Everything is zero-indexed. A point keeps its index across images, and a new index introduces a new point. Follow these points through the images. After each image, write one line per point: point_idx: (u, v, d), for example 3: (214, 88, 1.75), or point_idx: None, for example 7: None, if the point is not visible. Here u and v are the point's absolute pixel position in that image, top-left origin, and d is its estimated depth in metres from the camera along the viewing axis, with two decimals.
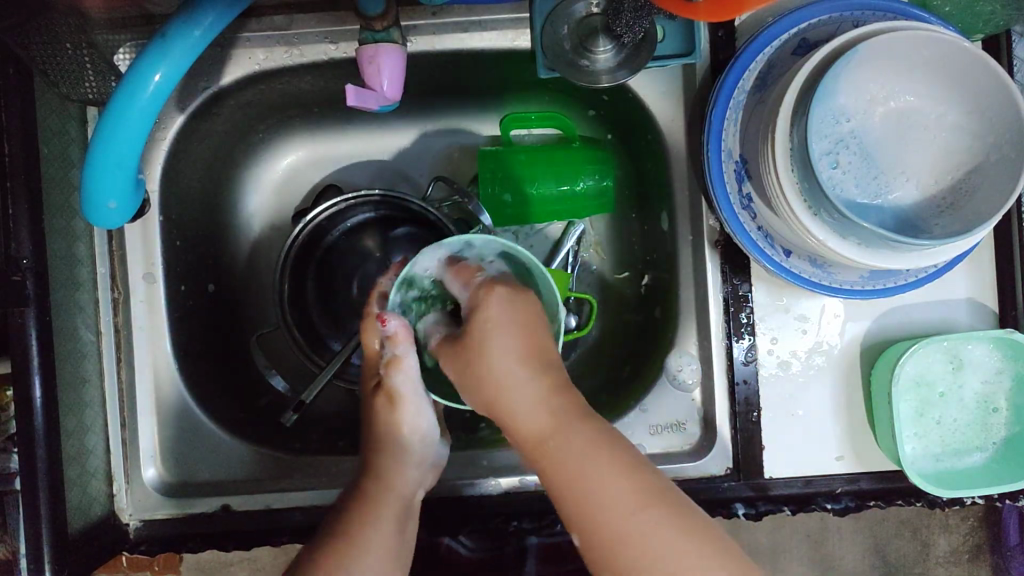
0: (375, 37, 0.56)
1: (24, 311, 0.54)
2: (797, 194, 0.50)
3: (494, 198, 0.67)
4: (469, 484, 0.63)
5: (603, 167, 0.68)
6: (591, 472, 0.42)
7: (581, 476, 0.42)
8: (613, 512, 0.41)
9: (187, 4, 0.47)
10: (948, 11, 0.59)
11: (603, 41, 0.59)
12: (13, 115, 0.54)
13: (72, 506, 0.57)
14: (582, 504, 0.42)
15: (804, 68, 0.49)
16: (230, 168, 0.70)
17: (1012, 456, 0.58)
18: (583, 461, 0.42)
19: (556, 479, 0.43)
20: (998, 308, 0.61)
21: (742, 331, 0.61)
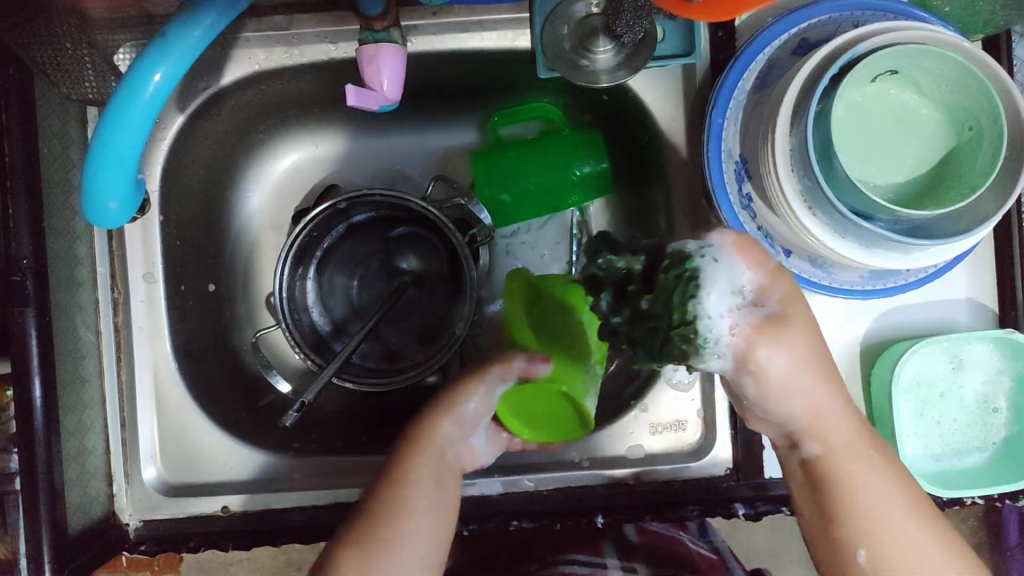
0: (375, 37, 0.56)
1: (24, 311, 0.54)
2: (797, 194, 0.50)
3: (493, 200, 0.70)
4: (471, 484, 0.62)
5: (598, 150, 0.67)
6: (893, 513, 0.50)
7: (878, 525, 0.50)
8: (888, 521, 0.50)
9: (186, 4, 0.47)
10: (947, 11, 0.58)
11: (603, 41, 0.59)
12: (14, 115, 0.54)
13: (72, 506, 0.57)
14: (881, 527, 0.50)
15: (804, 67, 0.49)
16: (231, 168, 0.71)
17: (1011, 456, 0.58)
18: (862, 489, 0.49)
19: (837, 494, 0.50)
20: (998, 308, 0.61)
21: None
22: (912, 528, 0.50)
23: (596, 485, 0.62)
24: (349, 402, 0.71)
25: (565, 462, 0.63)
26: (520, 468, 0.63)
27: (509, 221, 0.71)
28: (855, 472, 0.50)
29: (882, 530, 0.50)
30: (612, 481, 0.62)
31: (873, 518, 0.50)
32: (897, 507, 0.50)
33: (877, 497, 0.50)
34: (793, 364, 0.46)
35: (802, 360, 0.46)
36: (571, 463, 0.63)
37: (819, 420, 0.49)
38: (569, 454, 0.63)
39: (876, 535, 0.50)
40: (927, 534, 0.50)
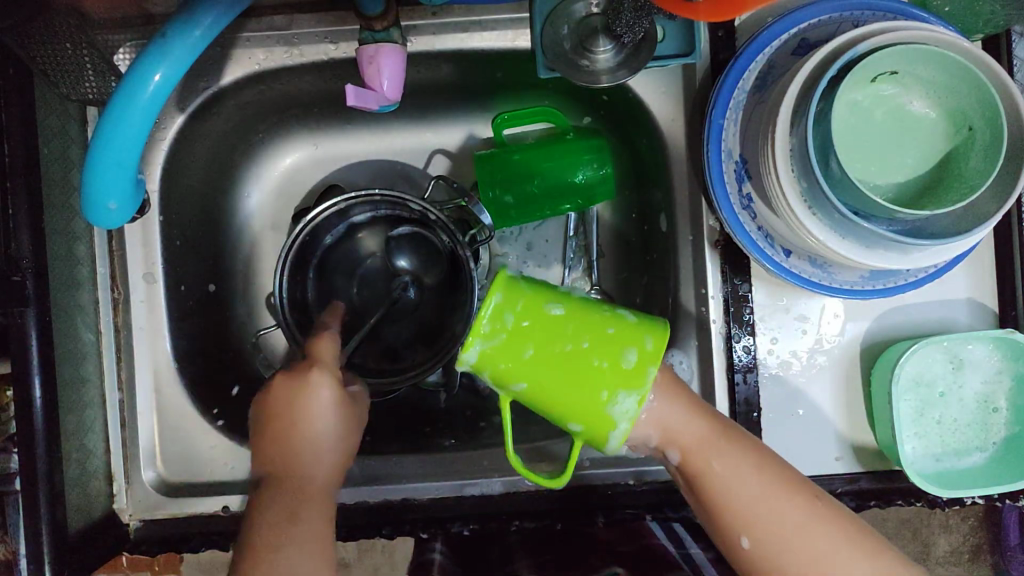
0: (375, 37, 0.56)
1: (24, 311, 0.54)
2: (797, 194, 0.50)
3: (496, 202, 0.68)
4: (471, 484, 0.63)
5: (602, 156, 0.66)
6: (790, 521, 0.47)
7: (771, 531, 0.47)
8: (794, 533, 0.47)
9: (186, 5, 0.47)
10: (948, 11, 0.58)
11: (603, 41, 0.59)
12: (14, 116, 0.54)
13: (72, 506, 0.57)
14: (787, 550, 0.47)
15: (804, 68, 0.49)
16: (232, 168, 0.71)
17: (1012, 456, 0.58)
18: (751, 494, 0.48)
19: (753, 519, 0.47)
20: (998, 308, 0.61)
21: (743, 331, 0.61)
22: (785, 521, 0.47)
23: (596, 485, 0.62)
24: None
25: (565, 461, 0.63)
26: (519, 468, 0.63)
27: (510, 222, 0.69)
28: (749, 487, 0.48)
29: (771, 531, 0.47)
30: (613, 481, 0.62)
31: (755, 511, 0.47)
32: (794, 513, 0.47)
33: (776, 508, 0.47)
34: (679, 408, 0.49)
35: (672, 417, 0.49)
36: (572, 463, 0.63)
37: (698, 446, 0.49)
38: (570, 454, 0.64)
39: (763, 522, 0.47)
40: (829, 530, 0.47)
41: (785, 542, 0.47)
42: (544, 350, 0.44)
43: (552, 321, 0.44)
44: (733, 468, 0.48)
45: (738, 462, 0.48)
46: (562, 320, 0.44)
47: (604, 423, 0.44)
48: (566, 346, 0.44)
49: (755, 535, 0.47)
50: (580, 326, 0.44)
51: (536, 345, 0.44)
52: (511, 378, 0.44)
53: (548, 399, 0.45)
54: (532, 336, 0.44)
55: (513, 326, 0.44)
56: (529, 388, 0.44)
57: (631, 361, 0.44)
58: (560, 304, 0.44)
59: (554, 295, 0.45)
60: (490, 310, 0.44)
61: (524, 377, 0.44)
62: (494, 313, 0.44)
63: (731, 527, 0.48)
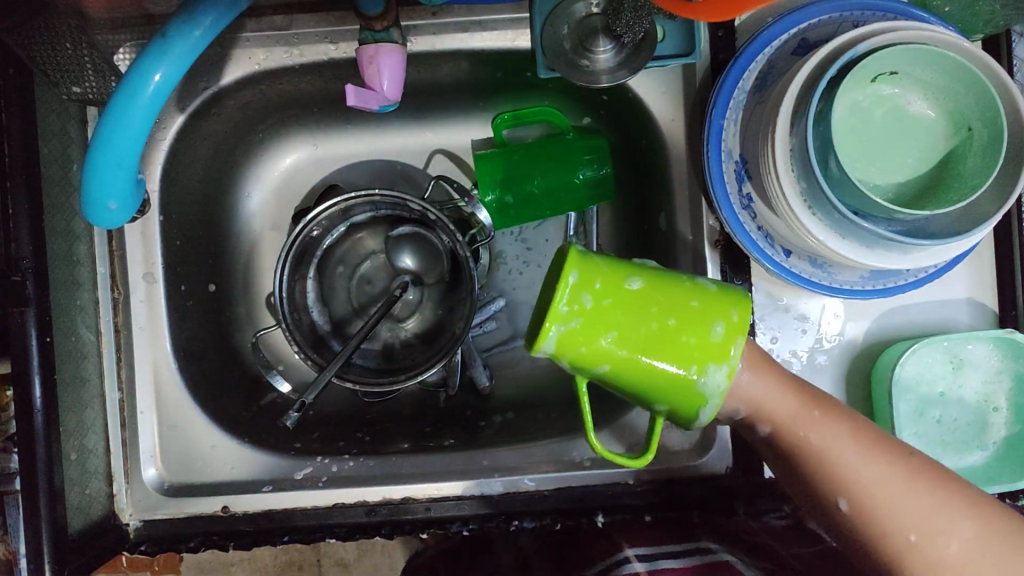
0: (375, 37, 0.56)
1: (24, 311, 0.54)
2: (796, 193, 0.50)
3: (497, 202, 0.67)
4: (472, 484, 0.63)
5: (602, 156, 0.66)
6: (889, 482, 0.44)
7: (878, 500, 0.44)
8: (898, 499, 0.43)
9: (186, 5, 0.47)
10: (948, 11, 0.58)
11: (603, 41, 0.59)
12: (14, 115, 0.54)
13: (72, 506, 0.57)
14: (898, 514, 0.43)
15: (804, 68, 0.49)
16: (232, 168, 0.71)
17: (1012, 456, 0.58)
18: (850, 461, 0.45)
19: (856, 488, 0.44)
20: (998, 308, 0.61)
21: (744, 331, 0.60)
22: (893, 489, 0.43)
23: (596, 485, 0.62)
24: (348, 402, 0.71)
25: (565, 461, 0.63)
26: (519, 468, 0.63)
27: (511, 222, 0.69)
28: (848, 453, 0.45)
29: (885, 498, 0.43)
30: (613, 481, 0.62)
31: (852, 474, 0.44)
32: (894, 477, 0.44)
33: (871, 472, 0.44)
34: (768, 383, 0.47)
35: (762, 390, 0.47)
36: (572, 463, 0.63)
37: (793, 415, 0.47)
38: (570, 454, 0.64)
39: (869, 490, 0.44)
40: (925, 488, 0.43)
41: (879, 503, 0.43)
42: (627, 329, 0.42)
43: (632, 295, 0.42)
44: (826, 435, 0.46)
45: (831, 430, 0.46)
46: (643, 296, 0.42)
47: (696, 399, 0.43)
48: (650, 323, 0.42)
49: (853, 497, 0.44)
50: (660, 301, 0.43)
51: (619, 324, 0.42)
52: (596, 360, 0.42)
53: (633, 380, 0.43)
54: (613, 315, 0.42)
55: (594, 307, 0.42)
56: (613, 370, 0.43)
57: (718, 334, 0.42)
58: (637, 278, 0.43)
59: (629, 270, 0.43)
60: (568, 290, 0.42)
61: (612, 358, 0.42)
62: (571, 293, 0.42)
63: (825, 493, 0.45)
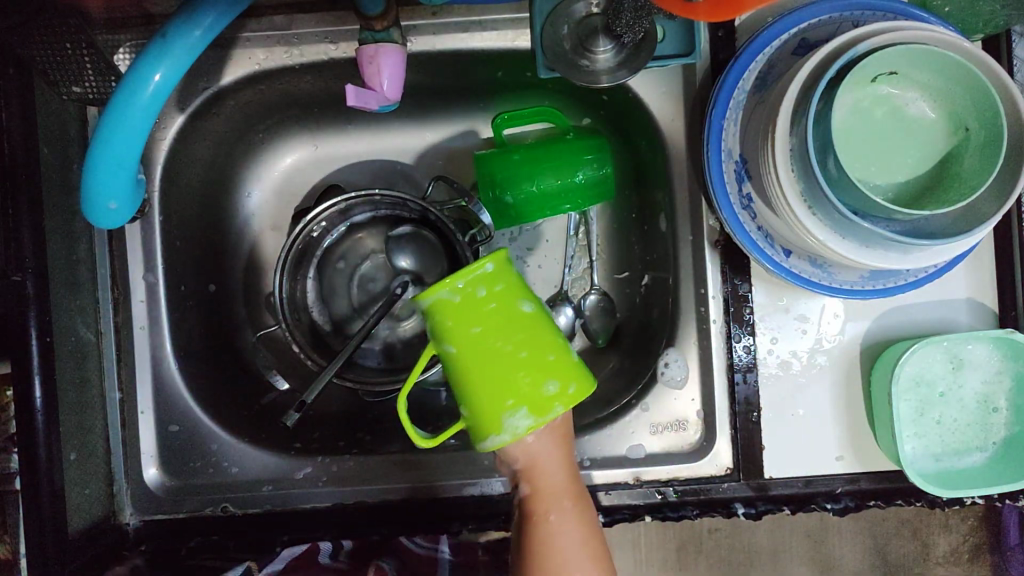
0: (375, 37, 0.56)
1: (24, 311, 0.54)
2: (797, 193, 0.50)
3: (496, 202, 0.67)
4: (471, 484, 0.63)
5: (602, 157, 0.66)
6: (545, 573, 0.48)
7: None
8: None
9: (187, 4, 0.47)
10: (948, 11, 0.58)
11: (603, 41, 0.59)
12: (13, 115, 0.54)
13: (73, 507, 0.57)
14: None
15: (804, 68, 0.49)
16: (232, 168, 0.71)
17: (1012, 456, 0.58)
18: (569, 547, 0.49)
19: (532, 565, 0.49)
20: (998, 308, 0.61)
21: (743, 331, 0.61)
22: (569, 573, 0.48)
23: (595, 485, 0.62)
24: (348, 402, 0.71)
25: None
26: None
27: (510, 222, 0.68)
28: (567, 536, 0.49)
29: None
30: (612, 481, 0.62)
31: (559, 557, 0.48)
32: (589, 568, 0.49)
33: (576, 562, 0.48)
34: (557, 451, 0.50)
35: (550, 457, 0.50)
36: None
37: (555, 491, 0.50)
38: None
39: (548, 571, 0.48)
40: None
41: None
42: (488, 332, 0.44)
43: (515, 312, 0.45)
44: (566, 518, 0.49)
45: (569, 518, 0.49)
46: (523, 317, 0.45)
47: (493, 425, 0.44)
48: (512, 343, 0.44)
49: None
50: (535, 331, 0.45)
51: (486, 324, 0.44)
52: (448, 338, 0.45)
53: (462, 377, 0.45)
54: (491, 317, 0.44)
55: (480, 299, 0.44)
56: (455, 357, 0.45)
57: (549, 389, 0.45)
58: (531, 305, 0.46)
59: (529, 294, 0.46)
60: (476, 270, 0.44)
61: (461, 343, 0.44)
62: (475, 277, 0.44)
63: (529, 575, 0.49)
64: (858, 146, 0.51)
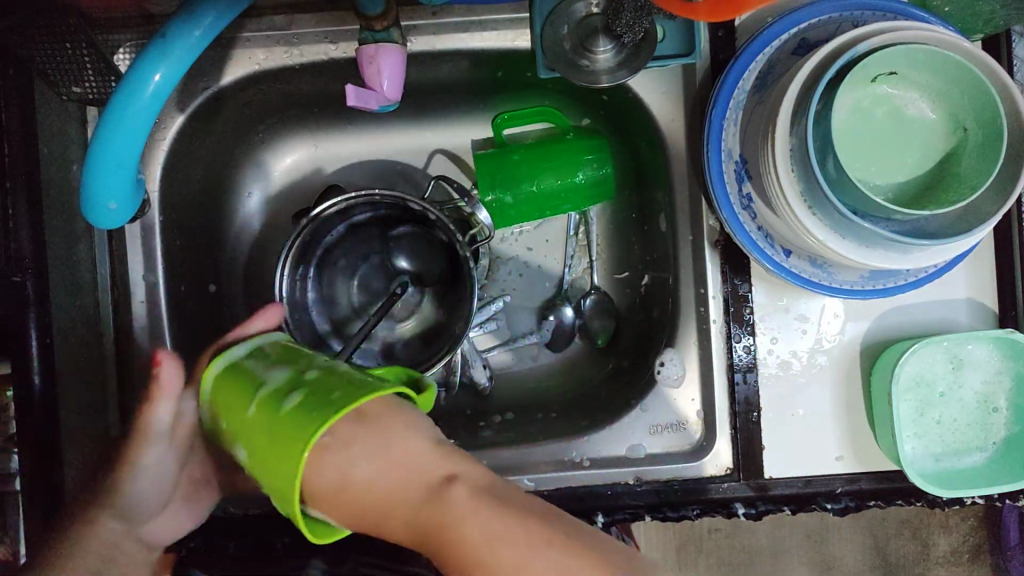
0: (375, 37, 0.56)
1: (24, 312, 0.54)
2: (797, 194, 0.50)
3: (496, 202, 0.67)
4: None
5: (602, 156, 0.66)
6: None
7: None
8: None
9: (187, 5, 0.47)
10: (948, 11, 0.58)
11: (603, 41, 0.59)
12: (13, 115, 0.54)
13: (72, 507, 0.57)
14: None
15: (804, 68, 0.49)
16: (231, 168, 0.71)
17: (1012, 456, 0.58)
18: None
19: None
20: (998, 308, 0.61)
21: (742, 331, 0.61)
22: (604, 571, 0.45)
23: (596, 485, 0.62)
24: None
25: (565, 461, 0.63)
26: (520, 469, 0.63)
27: (509, 223, 0.68)
28: None
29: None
30: (612, 481, 0.62)
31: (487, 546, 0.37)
32: (535, 542, 0.37)
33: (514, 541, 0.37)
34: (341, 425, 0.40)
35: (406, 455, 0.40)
36: (571, 463, 0.63)
37: None
38: (570, 454, 0.63)
39: None
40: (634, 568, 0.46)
41: None
42: (252, 420, 0.41)
43: (247, 406, 0.41)
44: None
45: (476, 500, 0.38)
46: (253, 404, 0.41)
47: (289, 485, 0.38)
48: (301, 431, 0.38)
49: None
50: (292, 421, 0.38)
51: (249, 407, 0.41)
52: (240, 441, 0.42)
53: (268, 478, 0.40)
54: (276, 423, 0.39)
55: (276, 398, 0.41)
56: (243, 451, 0.42)
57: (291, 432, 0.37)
58: (292, 397, 0.39)
59: (302, 388, 0.40)
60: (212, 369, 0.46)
61: (248, 427, 0.41)
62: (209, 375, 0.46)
63: None
64: (858, 147, 0.51)
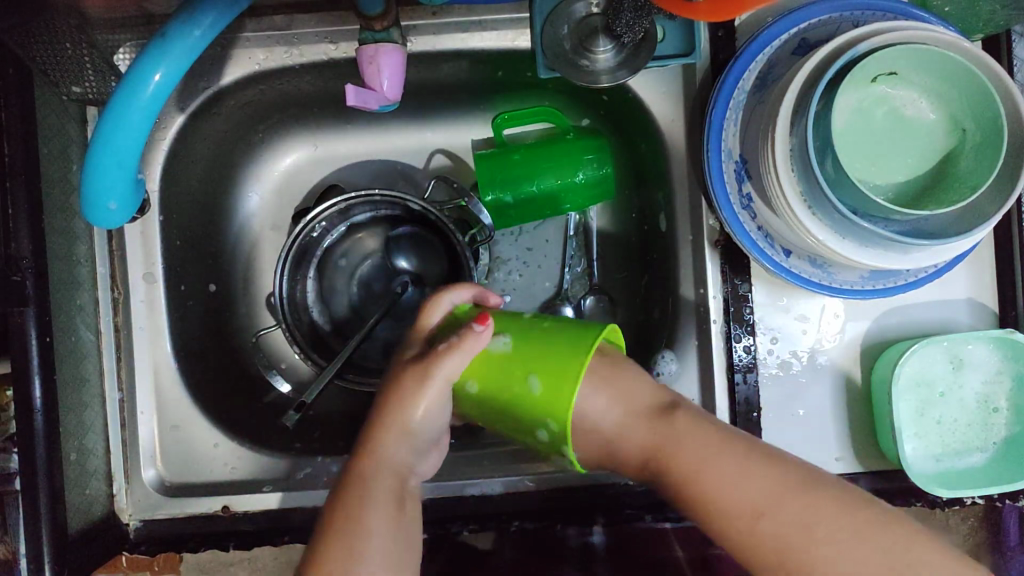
0: (375, 37, 0.56)
1: (24, 311, 0.54)
2: (796, 194, 0.50)
3: (497, 203, 0.67)
4: (471, 484, 0.63)
5: (602, 155, 0.66)
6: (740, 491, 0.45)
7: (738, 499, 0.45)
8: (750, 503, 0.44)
9: (186, 4, 0.47)
10: (948, 11, 0.58)
11: (603, 41, 0.59)
12: (13, 115, 0.54)
13: (72, 506, 0.57)
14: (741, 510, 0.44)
15: (804, 69, 0.49)
16: (232, 168, 0.71)
17: (1013, 456, 0.58)
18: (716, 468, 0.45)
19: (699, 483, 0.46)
20: (998, 308, 0.61)
21: (743, 331, 0.61)
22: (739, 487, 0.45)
23: (595, 485, 0.62)
24: (347, 402, 0.71)
25: None
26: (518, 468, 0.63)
27: (511, 222, 0.69)
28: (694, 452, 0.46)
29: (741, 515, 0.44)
30: (611, 481, 0.62)
31: (724, 485, 0.44)
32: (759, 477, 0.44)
33: (727, 473, 0.44)
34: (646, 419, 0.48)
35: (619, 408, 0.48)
36: None
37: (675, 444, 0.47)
38: None
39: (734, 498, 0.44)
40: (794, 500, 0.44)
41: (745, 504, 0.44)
42: (513, 357, 0.45)
43: (500, 352, 0.45)
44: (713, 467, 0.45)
45: (697, 439, 0.46)
46: (506, 353, 0.45)
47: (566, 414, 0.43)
48: (528, 373, 0.44)
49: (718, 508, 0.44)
50: (528, 352, 0.44)
51: (515, 348, 0.45)
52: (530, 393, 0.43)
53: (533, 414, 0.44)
54: (489, 364, 0.45)
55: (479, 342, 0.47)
56: (549, 414, 0.43)
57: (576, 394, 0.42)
58: (506, 339, 0.45)
59: (511, 330, 0.46)
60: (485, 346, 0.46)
61: (512, 385, 0.44)
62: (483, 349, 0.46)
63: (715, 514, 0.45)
64: (858, 147, 0.51)
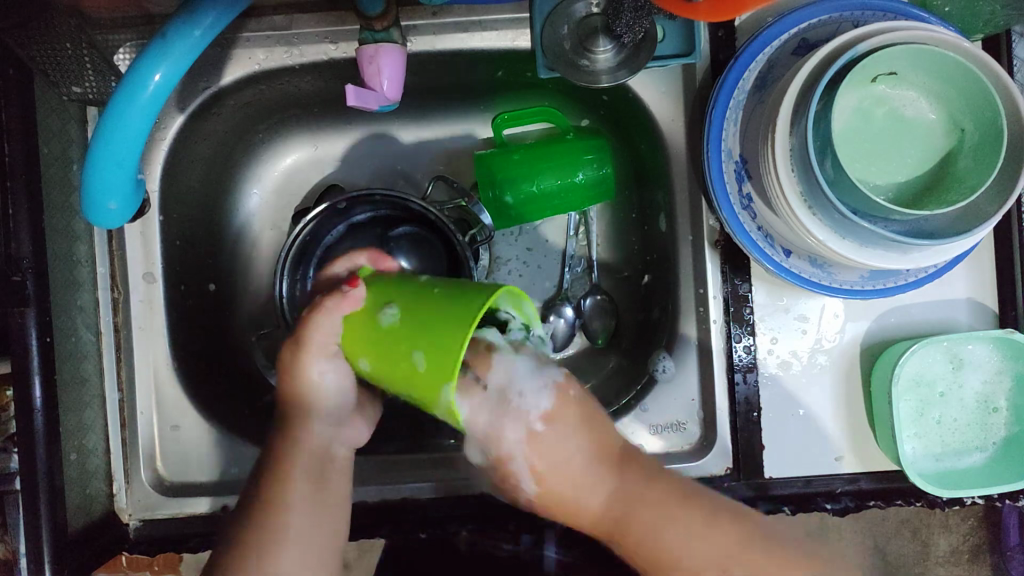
0: (375, 37, 0.56)
1: (24, 311, 0.54)
2: (797, 194, 0.50)
3: (497, 202, 0.67)
4: (471, 483, 0.63)
5: (603, 156, 0.66)
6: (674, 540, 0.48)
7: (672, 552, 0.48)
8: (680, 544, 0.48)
9: (186, 5, 0.47)
10: (948, 11, 0.58)
11: (603, 41, 0.59)
12: (13, 115, 0.54)
13: (72, 505, 0.57)
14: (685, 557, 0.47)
15: (804, 69, 0.49)
16: (232, 168, 0.71)
17: (1012, 456, 0.58)
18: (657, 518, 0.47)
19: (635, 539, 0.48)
20: (998, 308, 0.61)
21: (743, 331, 0.61)
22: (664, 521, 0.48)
23: None
24: None
25: None
26: None
27: (511, 222, 0.68)
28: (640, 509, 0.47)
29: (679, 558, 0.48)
30: None
31: (657, 537, 0.47)
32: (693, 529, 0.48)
33: (654, 523, 0.47)
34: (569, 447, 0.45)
35: (562, 460, 0.45)
36: None
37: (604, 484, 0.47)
38: None
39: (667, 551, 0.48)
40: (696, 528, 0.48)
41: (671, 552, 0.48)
42: (403, 316, 0.40)
43: (388, 317, 0.42)
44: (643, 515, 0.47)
45: (653, 505, 0.47)
46: (392, 314, 0.41)
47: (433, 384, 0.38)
48: (415, 348, 0.38)
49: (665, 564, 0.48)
50: (416, 321, 0.39)
51: (399, 303, 0.41)
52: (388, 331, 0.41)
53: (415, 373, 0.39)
54: (377, 337, 0.42)
55: (373, 316, 0.43)
56: (419, 356, 0.38)
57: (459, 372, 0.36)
58: (394, 306, 0.41)
59: (397, 300, 0.42)
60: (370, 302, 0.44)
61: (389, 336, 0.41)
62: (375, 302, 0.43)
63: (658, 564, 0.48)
64: (858, 147, 0.51)
